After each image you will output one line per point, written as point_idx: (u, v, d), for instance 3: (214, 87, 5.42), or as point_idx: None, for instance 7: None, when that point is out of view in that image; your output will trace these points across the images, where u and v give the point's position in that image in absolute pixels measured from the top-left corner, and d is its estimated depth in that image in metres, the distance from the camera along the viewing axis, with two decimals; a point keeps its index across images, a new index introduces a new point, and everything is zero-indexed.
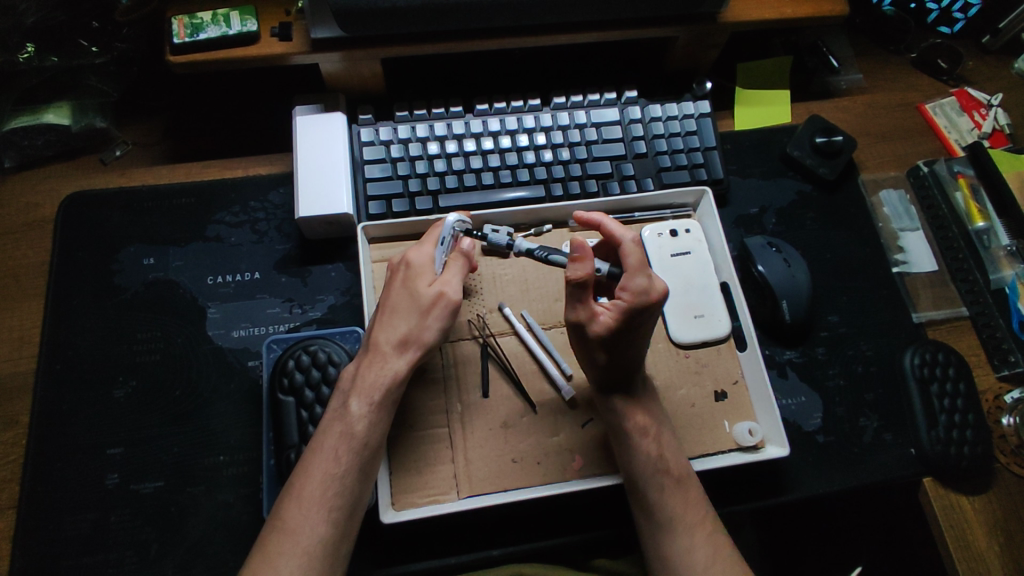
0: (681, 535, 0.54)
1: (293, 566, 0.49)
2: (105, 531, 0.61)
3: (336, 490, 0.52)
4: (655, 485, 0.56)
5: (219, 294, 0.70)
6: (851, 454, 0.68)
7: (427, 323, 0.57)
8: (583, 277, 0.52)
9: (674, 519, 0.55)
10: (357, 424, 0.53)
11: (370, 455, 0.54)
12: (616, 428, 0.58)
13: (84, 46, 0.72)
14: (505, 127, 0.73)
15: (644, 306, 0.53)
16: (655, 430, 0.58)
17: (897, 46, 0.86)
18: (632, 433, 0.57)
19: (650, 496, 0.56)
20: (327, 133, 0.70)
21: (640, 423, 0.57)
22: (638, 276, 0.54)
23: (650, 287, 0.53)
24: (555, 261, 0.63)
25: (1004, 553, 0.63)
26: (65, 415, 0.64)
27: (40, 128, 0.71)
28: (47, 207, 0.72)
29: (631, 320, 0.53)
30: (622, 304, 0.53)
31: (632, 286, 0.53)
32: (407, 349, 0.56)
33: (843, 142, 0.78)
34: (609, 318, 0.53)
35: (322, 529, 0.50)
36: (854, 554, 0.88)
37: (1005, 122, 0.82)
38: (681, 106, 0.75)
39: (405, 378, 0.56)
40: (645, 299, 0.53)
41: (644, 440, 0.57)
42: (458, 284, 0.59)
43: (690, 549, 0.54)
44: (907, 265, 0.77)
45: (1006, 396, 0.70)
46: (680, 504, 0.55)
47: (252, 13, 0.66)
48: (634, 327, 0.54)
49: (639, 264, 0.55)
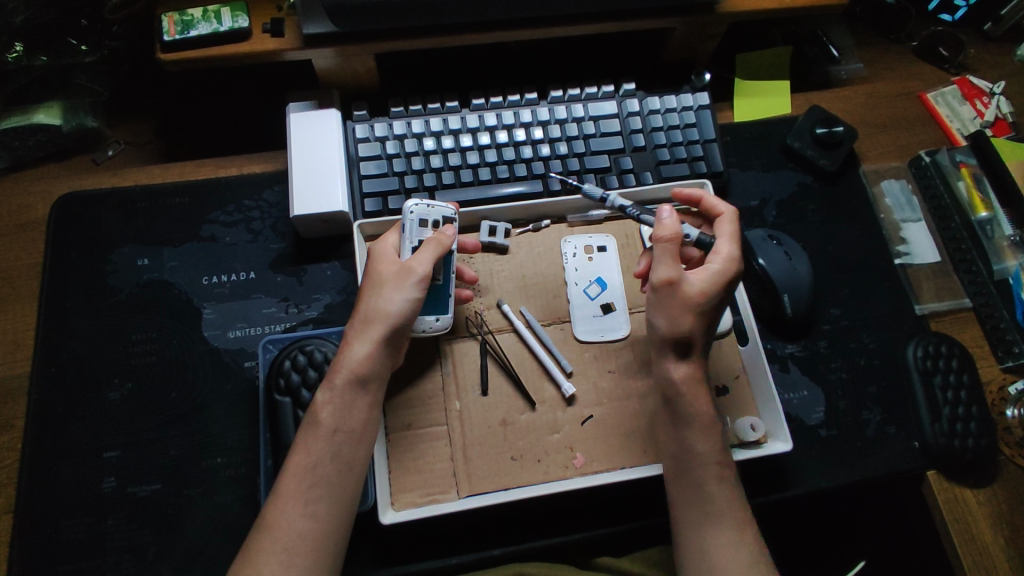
0: (726, 529, 0.53)
1: (274, 561, 0.50)
2: (102, 535, 0.61)
3: (311, 482, 0.52)
4: (713, 475, 0.55)
5: (215, 294, 0.69)
6: (854, 448, 0.67)
7: (385, 301, 0.56)
8: (674, 234, 0.56)
9: (722, 511, 0.54)
10: (322, 410, 0.54)
11: (339, 441, 0.54)
12: (680, 415, 0.57)
13: (72, 45, 0.70)
14: (502, 121, 0.72)
15: (733, 270, 0.57)
16: (715, 423, 0.57)
17: (898, 34, 0.85)
18: (697, 424, 0.56)
19: (705, 487, 0.54)
20: (321, 130, 0.69)
21: (705, 413, 0.56)
22: (728, 244, 0.58)
23: (734, 254, 0.58)
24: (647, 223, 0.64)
25: (1008, 546, 0.62)
26: (61, 418, 0.64)
27: (31, 129, 0.70)
28: (39, 208, 0.71)
29: (723, 281, 0.56)
30: (713, 268, 0.56)
31: (723, 253, 0.57)
32: (367, 328, 0.56)
33: (844, 132, 0.77)
34: (700, 280, 0.55)
35: (300, 523, 0.51)
36: (859, 548, 0.87)
37: (1007, 110, 0.81)
38: (680, 98, 0.74)
39: (369, 358, 0.55)
40: (733, 264, 0.57)
41: (707, 430, 0.56)
42: (421, 259, 0.57)
43: (732, 543, 0.53)
44: (909, 257, 0.76)
45: (1010, 387, 0.69)
46: (729, 497, 0.55)
47: (243, 9, 0.65)
48: (724, 290, 0.56)
49: (733, 233, 0.59)
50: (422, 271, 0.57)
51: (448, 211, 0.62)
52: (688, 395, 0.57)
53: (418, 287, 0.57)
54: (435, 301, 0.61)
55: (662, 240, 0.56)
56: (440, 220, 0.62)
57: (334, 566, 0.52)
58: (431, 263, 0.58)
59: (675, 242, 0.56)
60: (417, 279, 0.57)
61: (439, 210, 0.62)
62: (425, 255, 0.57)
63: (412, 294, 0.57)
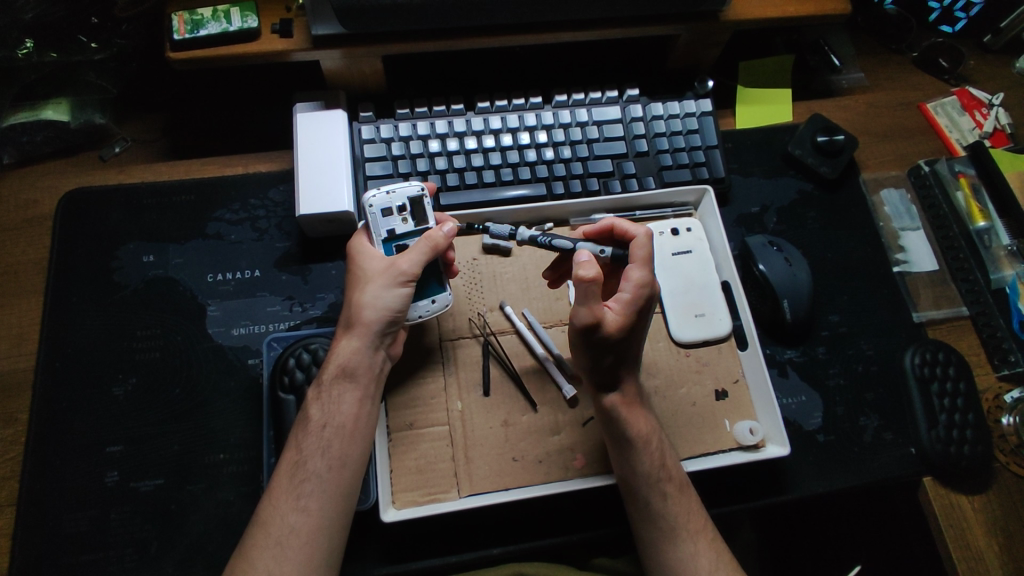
0: (685, 542, 0.55)
1: (267, 556, 0.50)
2: (105, 529, 0.61)
3: (302, 477, 0.53)
4: (659, 492, 0.56)
5: (219, 291, 0.69)
6: (851, 453, 0.68)
7: (370, 297, 0.57)
8: (595, 274, 0.50)
9: (677, 526, 0.55)
10: (312, 406, 0.56)
11: (331, 434, 0.55)
12: (617, 438, 0.56)
13: (83, 41, 0.71)
14: (506, 125, 0.73)
15: (645, 298, 0.54)
16: (656, 440, 0.57)
17: (899, 45, 0.86)
18: (634, 444, 0.56)
19: (653, 504, 0.55)
20: (327, 131, 0.70)
21: (642, 431, 0.57)
22: (640, 270, 0.55)
23: (650, 281, 0.55)
24: (559, 247, 0.62)
25: (1002, 552, 0.63)
26: (64, 413, 0.64)
27: (40, 124, 0.71)
28: (46, 203, 0.72)
29: (636, 313, 0.54)
30: (626, 299, 0.53)
31: (634, 279, 0.54)
32: (353, 324, 0.57)
33: (844, 140, 0.77)
34: (615, 315, 0.53)
35: (292, 518, 0.52)
36: (853, 554, 0.88)
37: (1006, 121, 0.82)
38: (682, 104, 0.75)
39: (356, 352, 0.57)
40: (647, 291, 0.54)
41: (648, 448, 0.56)
42: (409, 258, 0.58)
43: (693, 556, 0.54)
44: (908, 265, 0.77)
45: (1006, 395, 0.70)
46: (684, 511, 0.56)
47: (252, 9, 0.66)
48: (643, 312, 0.54)
49: (643, 257, 0.56)
50: (409, 270, 0.58)
51: (412, 191, 0.62)
52: (624, 419, 0.56)
53: (405, 283, 0.58)
54: (427, 284, 0.61)
55: (585, 282, 0.50)
56: (405, 203, 0.62)
57: (330, 560, 0.52)
58: (420, 263, 0.58)
59: (598, 281, 0.51)
60: (405, 277, 0.58)
61: (401, 193, 0.62)
62: (414, 255, 0.58)
63: (398, 292, 0.58)
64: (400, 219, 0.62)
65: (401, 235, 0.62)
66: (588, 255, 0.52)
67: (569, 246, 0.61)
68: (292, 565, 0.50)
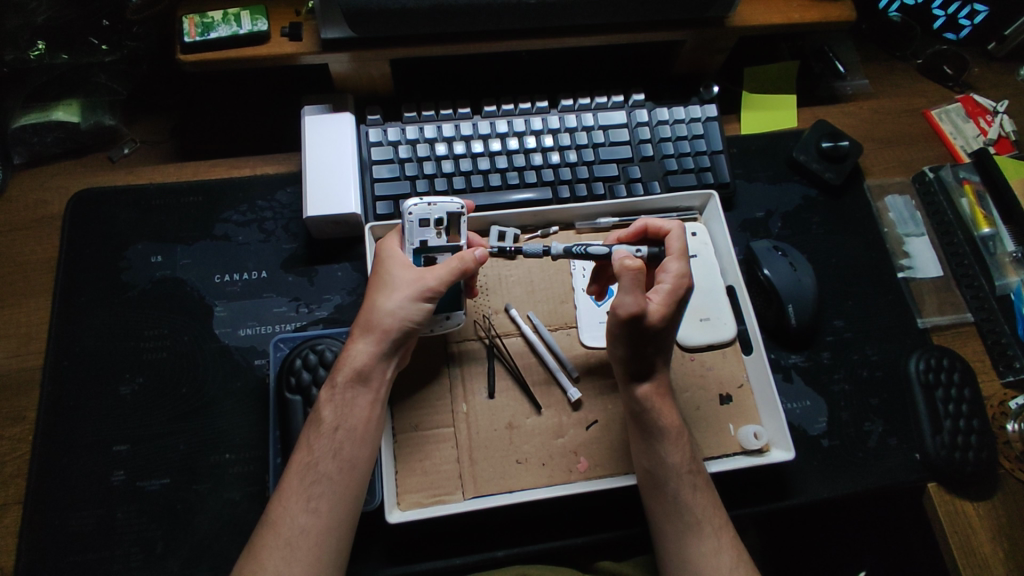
0: (708, 537, 0.55)
1: (277, 557, 0.50)
2: (111, 528, 0.61)
3: (313, 479, 0.53)
4: (688, 484, 0.56)
5: (226, 291, 0.70)
6: (856, 458, 0.68)
7: (390, 306, 0.57)
8: (638, 263, 0.54)
9: (701, 520, 0.55)
10: (324, 407, 0.56)
11: (342, 438, 0.55)
12: (649, 428, 0.57)
13: (94, 44, 0.72)
14: (512, 128, 0.73)
15: (685, 288, 0.56)
16: (683, 434, 0.58)
17: (903, 52, 0.87)
18: (667, 436, 0.56)
19: (682, 496, 0.55)
20: (336, 134, 0.70)
21: (674, 423, 0.57)
22: (678, 261, 0.57)
23: (688, 273, 0.57)
24: (596, 253, 0.60)
25: (1008, 558, 0.63)
26: (72, 411, 0.64)
27: (50, 125, 0.71)
28: (55, 203, 0.72)
29: (677, 303, 0.55)
30: (667, 288, 0.55)
31: (674, 270, 0.56)
32: (370, 329, 0.57)
33: (849, 147, 0.78)
34: (658, 305, 0.55)
35: (301, 519, 0.52)
36: (856, 559, 0.88)
37: (1010, 129, 0.82)
38: (688, 109, 0.75)
39: (370, 357, 0.57)
40: (686, 281, 0.56)
41: (678, 440, 0.57)
42: (437, 273, 0.58)
43: (716, 551, 0.54)
44: (912, 271, 0.77)
45: (1011, 401, 0.70)
46: (708, 506, 0.56)
47: (262, 13, 0.66)
48: (683, 303, 0.56)
49: (680, 249, 0.58)
50: (434, 286, 0.58)
51: (453, 206, 0.61)
52: (656, 409, 0.57)
53: (428, 298, 0.58)
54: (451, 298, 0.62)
55: (632, 270, 0.53)
56: (444, 217, 0.61)
57: (338, 562, 0.52)
58: (446, 279, 0.58)
59: (639, 271, 0.54)
60: (430, 292, 0.58)
61: (441, 207, 0.61)
62: (442, 270, 0.58)
63: (421, 305, 0.58)
64: (435, 232, 0.61)
65: (432, 248, 0.61)
66: (626, 250, 0.56)
67: (606, 251, 0.59)
68: (301, 566, 0.50)
